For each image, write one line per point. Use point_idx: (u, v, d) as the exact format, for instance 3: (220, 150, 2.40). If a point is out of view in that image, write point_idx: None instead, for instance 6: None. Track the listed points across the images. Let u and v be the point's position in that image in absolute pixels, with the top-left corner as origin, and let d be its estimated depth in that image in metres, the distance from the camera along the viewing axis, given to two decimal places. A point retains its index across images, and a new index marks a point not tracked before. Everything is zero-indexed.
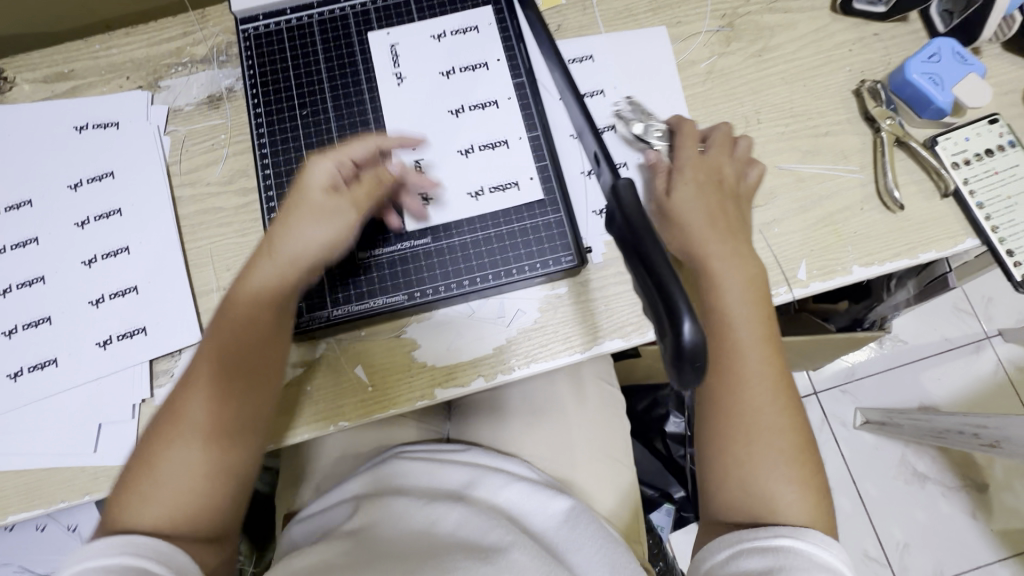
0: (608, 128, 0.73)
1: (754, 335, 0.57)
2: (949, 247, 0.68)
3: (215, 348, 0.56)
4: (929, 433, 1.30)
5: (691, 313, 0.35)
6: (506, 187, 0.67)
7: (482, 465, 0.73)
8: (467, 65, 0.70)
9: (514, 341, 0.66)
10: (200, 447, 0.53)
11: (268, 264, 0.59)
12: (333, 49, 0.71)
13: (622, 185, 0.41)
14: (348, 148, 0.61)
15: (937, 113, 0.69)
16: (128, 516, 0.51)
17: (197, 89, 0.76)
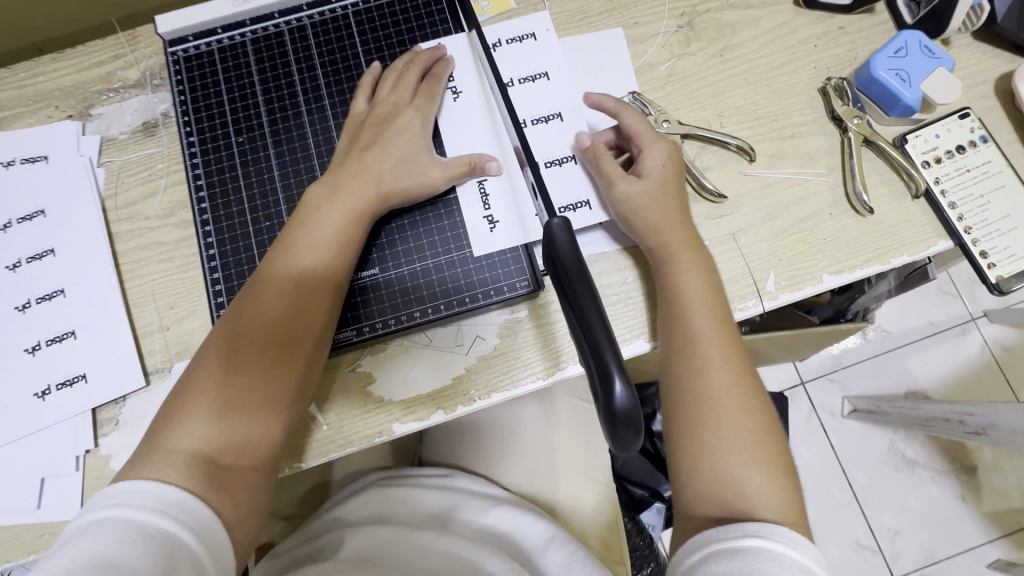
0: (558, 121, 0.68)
1: (705, 314, 0.58)
2: (921, 250, 0.65)
3: (269, 288, 0.56)
4: (915, 421, 1.26)
5: (622, 374, 0.33)
6: (577, 207, 0.66)
7: (463, 490, 0.71)
8: (518, 75, 0.69)
9: (474, 369, 0.63)
10: (229, 393, 0.53)
11: (333, 213, 0.59)
12: (269, 70, 0.68)
13: (555, 221, 0.39)
14: (402, 114, 0.64)
15: (905, 111, 0.66)
16: (165, 449, 0.51)
17: (131, 116, 0.72)
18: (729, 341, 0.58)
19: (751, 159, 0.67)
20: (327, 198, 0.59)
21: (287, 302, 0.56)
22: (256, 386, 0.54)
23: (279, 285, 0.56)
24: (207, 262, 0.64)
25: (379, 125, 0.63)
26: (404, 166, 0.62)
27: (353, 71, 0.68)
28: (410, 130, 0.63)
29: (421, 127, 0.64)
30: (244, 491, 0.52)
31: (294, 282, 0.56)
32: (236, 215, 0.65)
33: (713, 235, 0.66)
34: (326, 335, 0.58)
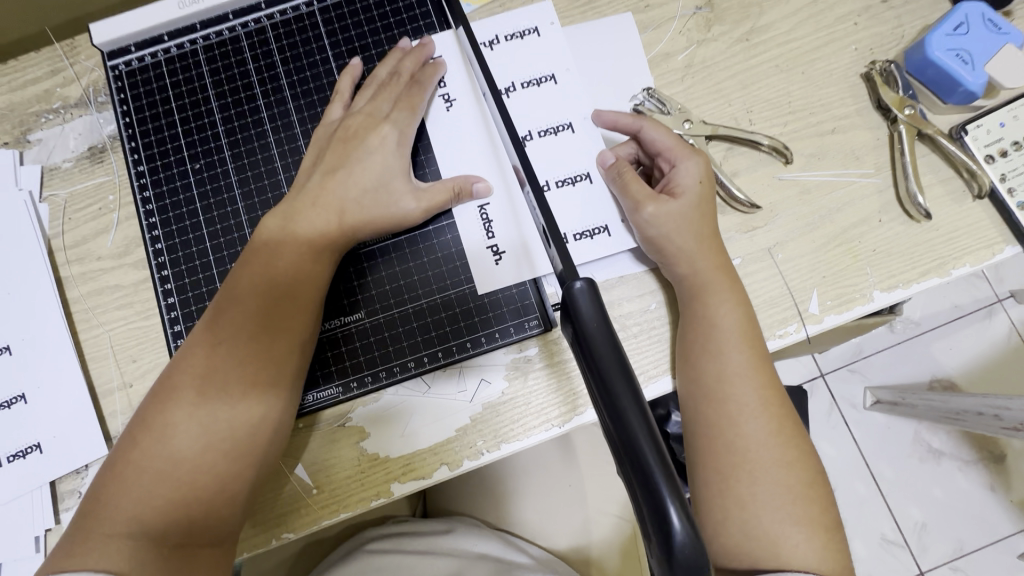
0: (564, 125, 0.59)
1: (738, 350, 0.50)
2: (986, 258, 0.57)
3: (215, 335, 0.48)
4: (944, 415, 1.06)
5: (677, 500, 0.27)
6: (594, 233, 0.57)
7: (465, 553, 0.67)
8: (522, 76, 0.60)
9: (479, 418, 0.56)
10: (179, 463, 0.45)
11: (285, 245, 0.51)
12: (225, 81, 0.59)
13: (580, 286, 0.32)
14: (376, 129, 0.55)
15: (966, 97, 0.57)
16: (100, 532, 0.44)
17: (74, 140, 0.63)
18: (766, 382, 0.50)
19: (787, 161, 0.59)
20: (280, 229, 0.52)
21: (244, 351, 0.48)
22: (205, 451, 0.46)
23: (233, 329, 0.48)
24: (166, 313, 0.56)
25: (349, 141, 0.55)
26: (374, 193, 0.54)
27: (323, 77, 0.59)
28: (384, 150, 0.55)
29: (398, 144, 0.55)
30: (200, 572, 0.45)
31: (245, 327, 0.48)
32: (196, 254, 0.56)
33: (747, 251, 0.58)
34: (287, 383, 0.50)
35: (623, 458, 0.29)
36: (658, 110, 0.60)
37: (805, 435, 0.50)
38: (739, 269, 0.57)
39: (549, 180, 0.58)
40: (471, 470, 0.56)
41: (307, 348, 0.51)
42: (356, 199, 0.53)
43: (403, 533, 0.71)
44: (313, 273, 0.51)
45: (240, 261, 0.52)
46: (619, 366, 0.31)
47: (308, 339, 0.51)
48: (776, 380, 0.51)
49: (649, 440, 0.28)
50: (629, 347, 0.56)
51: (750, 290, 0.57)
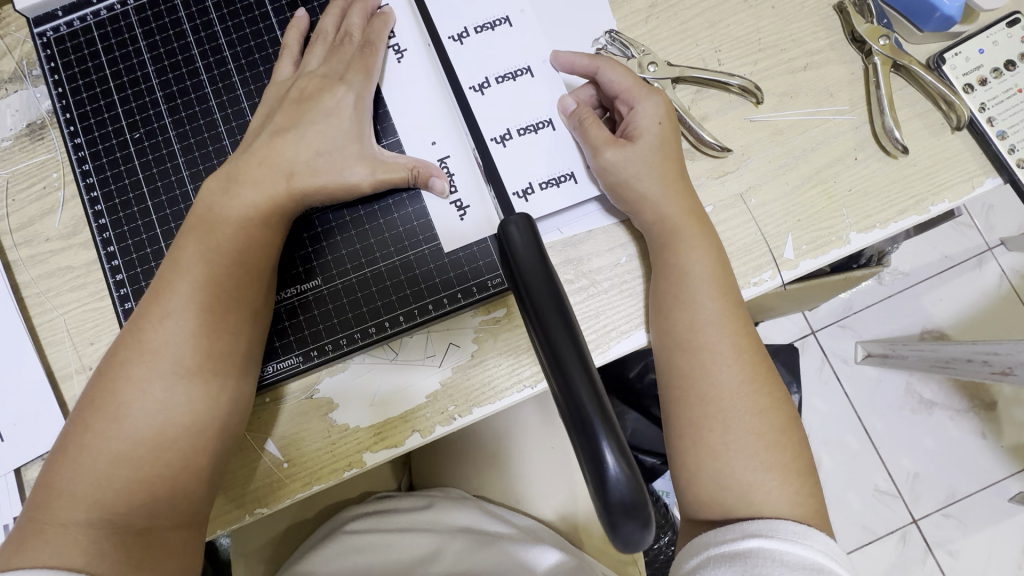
0: (523, 69, 0.56)
1: (711, 296, 0.48)
2: (965, 192, 0.55)
3: (159, 317, 0.47)
4: (935, 363, 1.05)
5: (609, 435, 0.28)
6: (561, 180, 0.55)
7: (442, 526, 0.67)
8: (478, 22, 0.57)
9: (449, 383, 0.55)
10: (136, 443, 0.45)
11: (227, 211, 0.49)
12: (161, 45, 0.57)
13: (514, 227, 0.34)
14: (331, 89, 0.52)
15: (942, 24, 0.55)
16: (58, 521, 0.44)
17: (12, 117, 0.59)
18: (737, 327, 0.48)
19: (758, 101, 0.56)
20: (223, 193, 0.50)
21: (189, 329, 0.47)
22: (161, 430, 0.46)
23: (176, 308, 0.47)
24: (115, 290, 0.55)
25: (302, 102, 0.52)
26: (328, 156, 0.51)
27: (263, 36, 0.57)
28: (339, 110, 0.52)
29: (354, 107, 0.52)
30: (169, 547, 0.46)
31: (189, 304, 0.47)
32: (139, 225, 0.56)
33: (718, 198, 0.56)
34: (241, 355, 0.49)
35: (558, 394, 0.31)
36: (621, 54, 0.57)
37: (779, 379, 0.49)
38: (712, 217, 0.55)
39: (510, 132, 0.56)
40: (444, 436, 0.55)
41: (259, 318, 0.50)
42: (314, 159, 0.51)
43: (379, 513, 0.70)
44: (262, 243, 0.50)
45: (181, 236, 0.50)
46: (556, 308, 0.32)
47: (258, 312, 0.50)
48: (749, 325, 0.49)
49: (582, 379, 0.30)
50: (601, 303, 0.55)
51: (722, 239, 0.55)
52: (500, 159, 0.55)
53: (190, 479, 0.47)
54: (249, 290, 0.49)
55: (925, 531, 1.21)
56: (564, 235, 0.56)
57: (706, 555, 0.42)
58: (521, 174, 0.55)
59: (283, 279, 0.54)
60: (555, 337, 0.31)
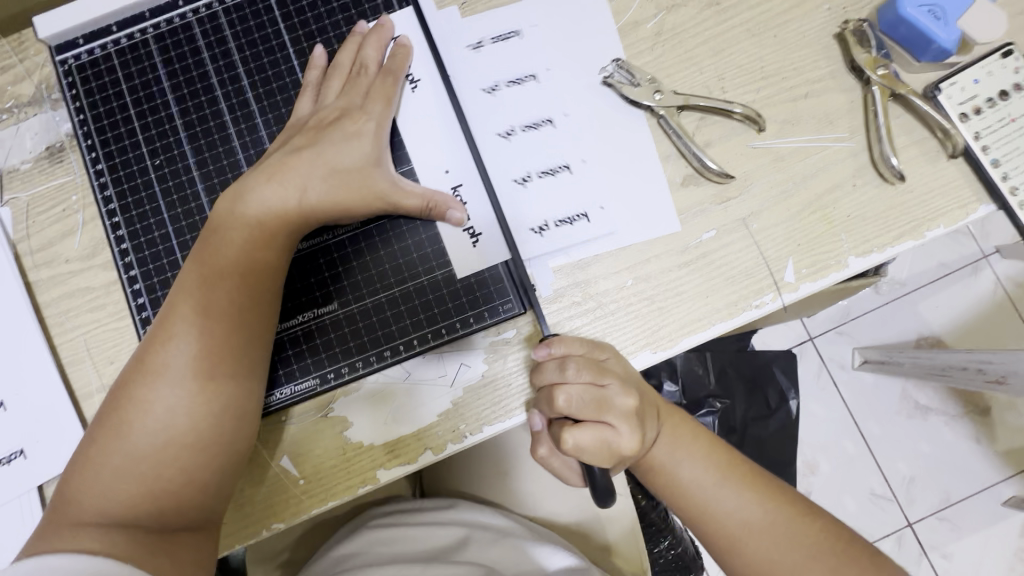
0: (532, 77, 0.59)
1: (694, 451, 0.53)
2: (960, 219, 0.57)
3: (165, 338, 0.49)
4: (931, 370, 1.08)
5: None
6: (575, 219, 0.57)
7: (466, 522, 0.69)
8: (499, 31, 0.59)
9: (461, 403, 0.56)
10: (142, 457, 0.47)
11: (234, 234, 0.51)
12: (180, 73, 0.58)
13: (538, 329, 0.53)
14: (349, 119, 0.54)
15: (939, 54, 0.56)
16: (74, 524, 0.46)
17: (32, 140, 0.60)
18: (715, 462, 0.52)
19: (760, 129, 0.57)
20: (239, 220, 0.51)
21: (192, 350, 0.48)
22: (169, 444, 0.48)
23: (181, 329, 0.49)
24: (137, 312, 0.57)
25: (323, 128, 0.54)
26: (348, 184, 0.53)
27: (280, 64, 0.58)
28: (355, 139, 0.53)
29: (375, 135, 0.54)
30: (185, 552, 0.48)
31: (194, 325, 0.49)
32: (159, 249, 0.57)
33: (721, 223, 0.57)
34: (245, 375, 0.50)
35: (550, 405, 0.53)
36: (628, 82, 0.58)
37: None
38: (714, 241, 0.57)
39: (523, 139, 0.58)
40: (456, 453, 0.56)
41: (266, 339, 0.52)
42: (333, 190, 0.52)
43: (404, 512, 0.73)
44: (272, 266, 0.52)
45: (189, 259, 0.52)
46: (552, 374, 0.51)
47: (264, 335, 0.51)
48: None
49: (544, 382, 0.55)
50: (608, 325, 0.56)
51: (726, 262, 0.57)
52: (518, 198, 0.58)
53: (193, 494, 0.48)
54: (255, 312, 0.50)
55: (919, 535, 1.23)
56: (571, 259, 0.57)
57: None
58: (531, 203, 0.57)
59: (298, 303, 0.56)
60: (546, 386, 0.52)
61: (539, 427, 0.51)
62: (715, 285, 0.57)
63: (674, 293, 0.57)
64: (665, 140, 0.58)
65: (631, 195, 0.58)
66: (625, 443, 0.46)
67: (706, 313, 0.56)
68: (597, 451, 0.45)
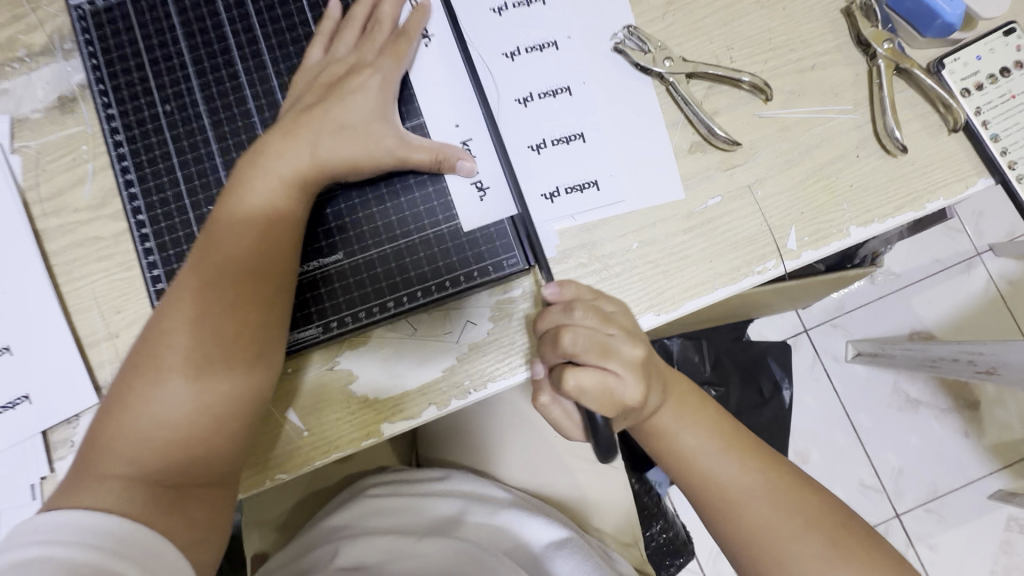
0: (549, 43, 0.59)
1: (703, 430, 0.53)
2: (958, 192, 0.58)
3: (195, 291, 0.49)
4: (923, 362, 1.09)
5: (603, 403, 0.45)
6: (585, 186, 0.58)
7: (469, 493, 0.70)
8: None
9: (465, 359, 0.57)
10: (172, 408, 0.48)
11: (261, 187, 0.51)
12: (194, 22, 0.59)
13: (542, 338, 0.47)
14: (361, 72, 0.55)
15: (944, 30, 0.57)
16: (96, 475, 0.47)
17: (43, 90, 0.61)
18: (726, 443, 0.52)
19: (767, 98, 0.58)
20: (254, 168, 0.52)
21: (223, 302, 0.49)
22: (195, 398, 0.48)
23: (211, 282, 0.49)
24: (144, 257, 0.57)
25: (334, 84, 0.54)
26: (355, 135, 0.53)
27: (295, 17, 0.59)
28: (367, 91, 0.54)
29: (382, 90, 0.55)
30: (201, 507, 0.48)
31: (225, 278, 0.49)
32: (169, 196, 0.58)
33: (726, 189, 0.58)
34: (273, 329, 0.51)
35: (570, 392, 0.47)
36: (639, 48, 0.59)
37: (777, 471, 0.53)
38: (719, 208, 0.58)
39: (539, 103, 0.59)
40: (459, 409, 0.57)
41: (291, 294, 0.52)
42: (343, 141, 0.53)
43: (408, 479, 0.74)
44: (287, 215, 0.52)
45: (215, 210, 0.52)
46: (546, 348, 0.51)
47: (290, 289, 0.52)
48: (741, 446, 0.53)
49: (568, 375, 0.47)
50: (612, 287, 0.57)
51: (730, 228, 0.58)
52: (530, 163, 0.58)
53: (221, 445, 0.49)
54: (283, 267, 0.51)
55: (907, 525, 1.25)
56: (578, 222, 0.58)
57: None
58: (541, 165, 0.58)
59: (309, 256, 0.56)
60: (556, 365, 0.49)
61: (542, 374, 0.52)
62: (719, 251, 0.58)
63: (677, 257, 0.58)
64: (674, 109, 0.59)
65: (638, 160, 0.59)
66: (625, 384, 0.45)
67: (710, 278, 0.57)
68: (599, 396, 0.44)
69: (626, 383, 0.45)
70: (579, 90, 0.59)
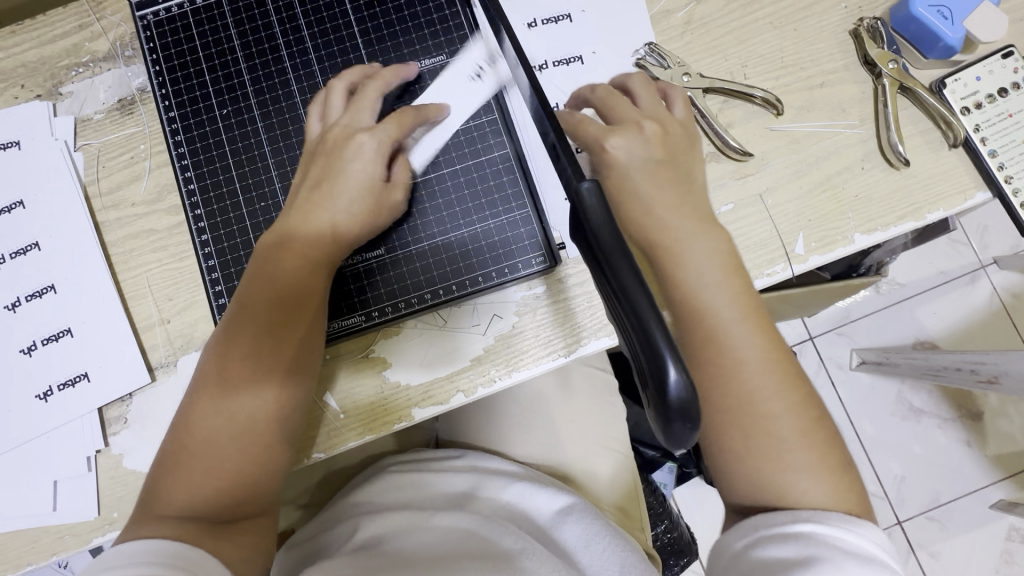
0: (576, 57, 0.64)
1: (717, 272, 0.49)
2: (958, 203, 0.62)
3: (234, 338, 0.53)
4: (926, 371, 1.12)
5: (678, 356, 0.30)
6: None
7: (481, 468, 0.74)
8: (551, 15, 0.65)
9: (491, 349, 0.61)
10: (217, 446, 0.51)
11: (305, 238, 0.54)
12: (249, 32, 0.63)
13: (587, 185, 0.34)
14: (352, 138, 0.56)
15: (945, 52, 0.62)
16: (154, 512, 0.50)
17: (105, 93, 0.66)
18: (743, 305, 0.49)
19: (778, 112, 0.63)
20: (305, 211, 0.55)
21: (261, 342, 0.52)
22: (231, 436, 0.51)
23: (251, 325, 0.53)
24: (200, 248, 0.61)
25: (329, 152, 0.56)
26: (364, 198, 0.55)
27: (342, 29, 0.63)
28: (363, 157, 0.55)
29: (375, 154, 0.56)
30: (244, 536, 0.51)
31: (262, 321, 0.53)
32: (224, 192, 0.62)
33: (738, 197, 0.62)
34: (299, 362, 0.54)
35: (626, 324, 0.32)
36: (658, 64, 0.63)
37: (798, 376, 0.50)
38: (731, 214, 0.62)
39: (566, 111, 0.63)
40: (484, 397, 0.61)
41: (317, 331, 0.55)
42: (357, 198, 0.55)
43: (423, 458, 0.78)
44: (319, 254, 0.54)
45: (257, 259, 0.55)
46: (626, 261, 0.33)
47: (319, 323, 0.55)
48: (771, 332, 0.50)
49: (647, 300, 0.31)
50: None
51: (742, 233, 0.62)
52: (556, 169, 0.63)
53: (258, 477, 0.52)
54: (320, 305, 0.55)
55: (908, 532, 1.28)
56: None
57: (757, 534, 0.44)
58: None
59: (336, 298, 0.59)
60: (623, 280, 0.32)
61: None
62: None
63: None
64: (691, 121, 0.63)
65: None
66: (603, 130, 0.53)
67: None
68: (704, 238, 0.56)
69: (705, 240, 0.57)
70: None
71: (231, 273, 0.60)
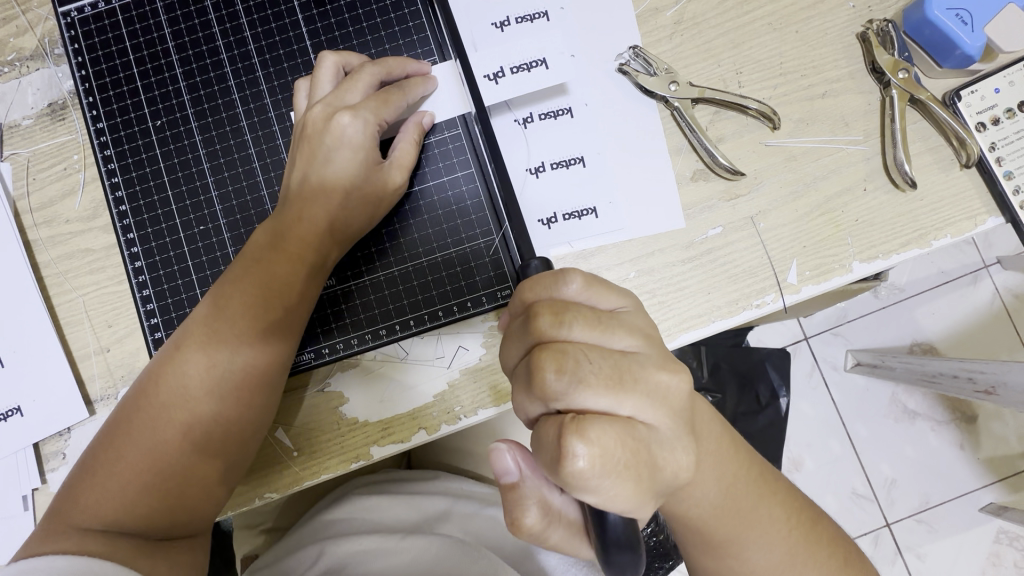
0: (538, 60, 0.55)
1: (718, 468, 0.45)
2: (968, 229, 0.56)
3: (203, 338, 0.49)
4: (922, 377, 1.06)
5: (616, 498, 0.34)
6: (583, 214, 0.57)
7: (455, 491, 0.71)
8: (525, 12, 0.58)
9: (457, 385, 0.56)
10: (165, 451, 0.48)
11: (291, 238, 0.50)
12: (184, 34, 0.58)
13: (533, 265, 0.40)
14: (337, 118, 0.49)
15: (962, 61, 0.56)
16: (68, 522, 0.46)
17: (33, 96, 0.59)
18: (742, 491, 0.45)
19: (775, 127, 0.57)
20: (305, 199, 0.50)
21: (228, 347, 0.49)
22: (186, 443, 0.48)
23: (219, 327, 0.49)
24: (133, 277, 0.57)
25: (315, 137, 0.50)
26: (358, 186, 0.51)
27: (288, 30, 0.57)
28: (349, 142, 0.50)
29: (365, 136, 0.50)
30: (178, 554, 0.48)
31: (235, 325, 0.49)
32: (158, 214, 0.57)
33: (727, 220, 0.57)
34: (269, 381, 0.50)
35: None
36: (644, 71, 0.57)
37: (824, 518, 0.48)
38: (719, 238, 0.57)
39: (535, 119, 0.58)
40: (449, 435, 0.57)
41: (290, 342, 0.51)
42: (347, 184, 0.50)
43: (396, 478, 0.75)
44: (301, 251, 0.50)
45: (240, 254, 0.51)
46: None
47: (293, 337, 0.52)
48: (784, 495, 0.47)
49: None
50: None
51: (730, 260, 0.57)
52: (529, 188, 0.58)
53: (202, 491, 0.49)
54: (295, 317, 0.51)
55: (896, 535, 1.26)
56: (574, 248, 0.57)
57: None
58: (537, 192, 0.58)
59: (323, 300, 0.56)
60: None
61: (515, 478, 0.39)
62: (718, 283, 0.57)
63: (675, 288, 0.57)
64: (679, 134, 0.58)
65: (639, 188, 0.57)
66: (666, 446, 0.35)
67: (707, 310, 0.56)
68: (626, 459, 0.33)
69: (665, 444, 0.35)
70: (582, 112, 0.58)
71: (166, 302, 0.56)
